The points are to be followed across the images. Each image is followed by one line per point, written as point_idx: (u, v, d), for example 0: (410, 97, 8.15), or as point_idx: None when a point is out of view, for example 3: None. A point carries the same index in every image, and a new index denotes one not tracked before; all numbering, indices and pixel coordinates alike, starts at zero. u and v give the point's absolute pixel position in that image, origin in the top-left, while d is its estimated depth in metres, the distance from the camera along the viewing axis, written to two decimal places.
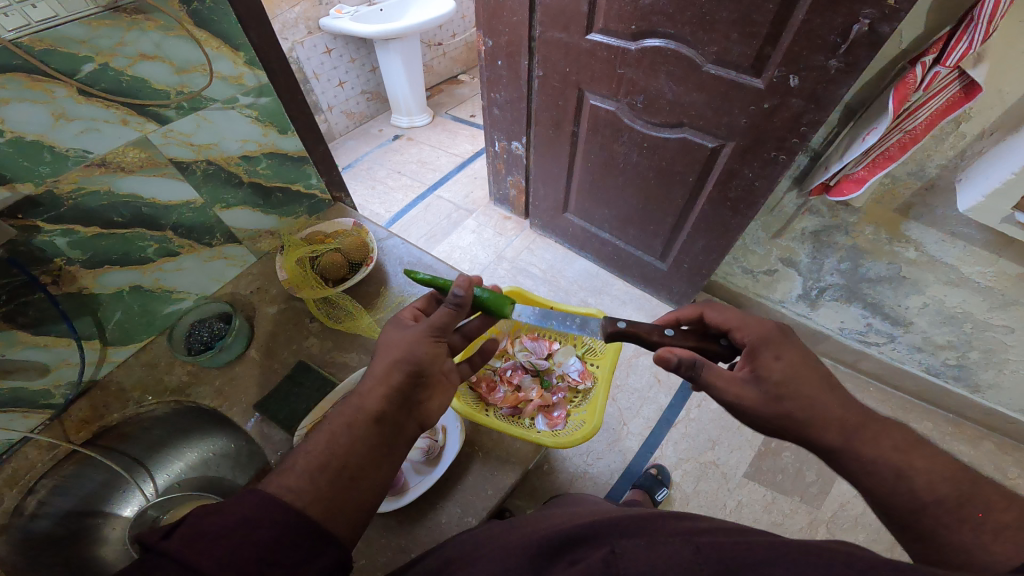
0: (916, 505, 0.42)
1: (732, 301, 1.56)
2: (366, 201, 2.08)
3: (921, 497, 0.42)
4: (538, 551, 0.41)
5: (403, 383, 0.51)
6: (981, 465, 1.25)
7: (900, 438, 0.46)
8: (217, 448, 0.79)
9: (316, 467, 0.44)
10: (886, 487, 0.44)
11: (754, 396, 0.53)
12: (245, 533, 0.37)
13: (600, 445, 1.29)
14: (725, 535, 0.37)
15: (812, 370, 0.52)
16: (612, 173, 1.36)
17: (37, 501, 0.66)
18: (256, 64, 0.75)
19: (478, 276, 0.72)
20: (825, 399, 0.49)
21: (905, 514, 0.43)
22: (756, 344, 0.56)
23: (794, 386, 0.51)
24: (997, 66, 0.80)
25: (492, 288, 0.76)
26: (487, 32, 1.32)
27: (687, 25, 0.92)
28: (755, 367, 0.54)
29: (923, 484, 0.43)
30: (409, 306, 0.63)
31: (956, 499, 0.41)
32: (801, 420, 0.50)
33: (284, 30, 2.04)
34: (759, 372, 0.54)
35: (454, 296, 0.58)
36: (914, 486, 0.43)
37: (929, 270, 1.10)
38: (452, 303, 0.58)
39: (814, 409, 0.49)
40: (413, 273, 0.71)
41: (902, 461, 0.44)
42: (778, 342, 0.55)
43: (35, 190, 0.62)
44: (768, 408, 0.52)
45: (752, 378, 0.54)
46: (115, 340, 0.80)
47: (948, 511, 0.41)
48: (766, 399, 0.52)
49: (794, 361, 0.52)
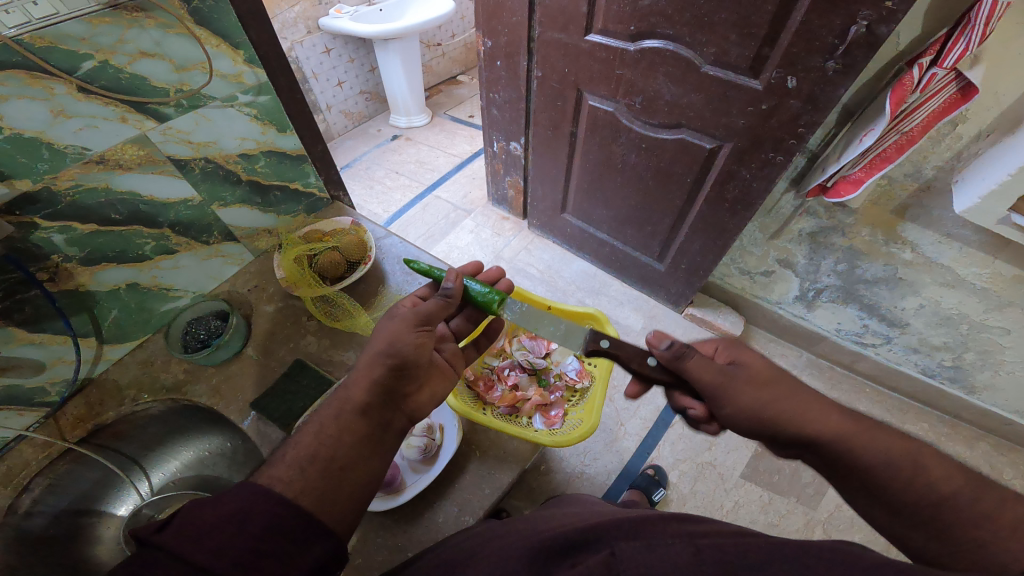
0: (939, 496, 0.42)
1: (729, 301, 1.57)
2: (365, 200, 2.08)
3: (940, 489, 0.42)
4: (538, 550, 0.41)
5: (385, 376, 0.51)
6: (976, 465, 1.26)
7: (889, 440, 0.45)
8: (212, 447, 0.78)
9: (305, 458, 0.44)
10: (894, 485, 0.43)
11: (743, 381, 0.51)
12: (234, 525, 0.37)
13: (596, 445, 1.29)
14: (726, 537, 0.36)
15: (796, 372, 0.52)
16: (611, 173, 1.36)
17: (31, 500, 0.65)
18: (256, 63, 0.75)
19: (473, 264, 0.73)
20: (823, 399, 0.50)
21: (925, 508, 0.42)
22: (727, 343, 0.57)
23: None
24: (993, 69, 0.81)
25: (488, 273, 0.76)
26: (487, 32, 1.32)
27: (686, 26, 0.93)
28: (734, 357, 0.55)
29: (944, 469, 0.43)
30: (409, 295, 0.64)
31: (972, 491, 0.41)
32: (794, 412, 0.49)
33: (283, 29, 2.04)
34: (740, 361, 0.54)
35: (444, 289, 0.62)
36: (933, 475, 0.42)
37: (925, 271, 1.10)
38: (443, 295, 0.62)
39: None
40: (412, 263, 0.72)
41: (913, 453, 0.44)
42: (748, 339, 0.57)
43: (33, 187, 0.62)
44: (757, 395, 0.51)
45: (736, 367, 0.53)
46: (111, 338, 0.79)
47: (965, 504, 0.41)
48: (755, 387, 0.51)
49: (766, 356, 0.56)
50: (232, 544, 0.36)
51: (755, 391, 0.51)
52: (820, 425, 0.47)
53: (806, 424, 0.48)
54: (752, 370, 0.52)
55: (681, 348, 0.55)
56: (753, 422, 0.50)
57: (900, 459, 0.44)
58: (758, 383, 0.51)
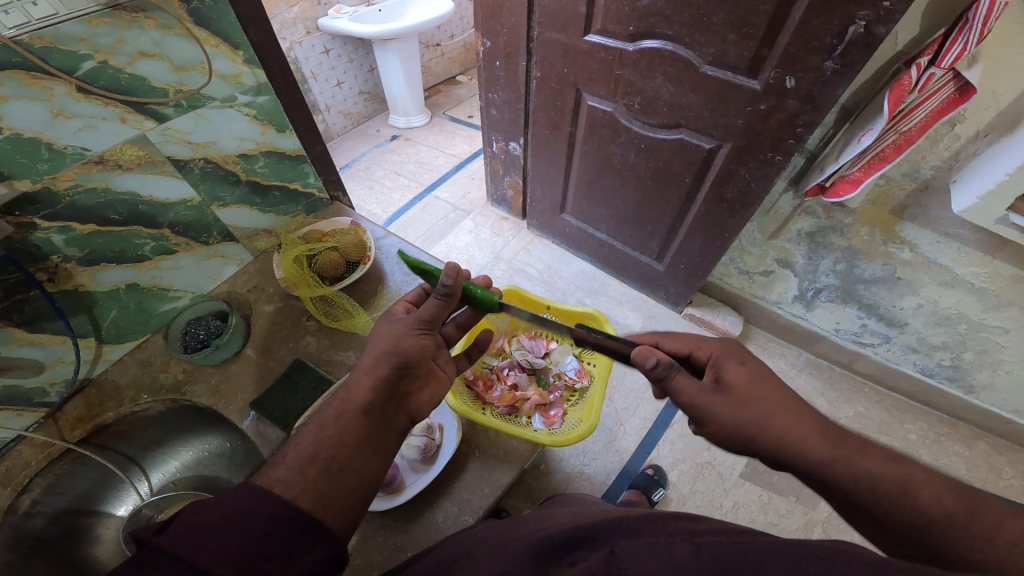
0: (926, 520, 0.40)
1: (728, 301, 1.57)
2: (364, 201, 2.08)
3: (935, 507, 0.40)
4: (538, 551, 0.41)
5: (390, 373, 0.52)
6: (975, 464, 1.26)
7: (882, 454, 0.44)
8: (213, 447, 0.78)
9: (304, 457, 0.44)
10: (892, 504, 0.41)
11: (720, 401, 0.51)
12: (235, 526, 0.37)
13: (596, 445, 1.29)
14: (725, 534, 0.36)
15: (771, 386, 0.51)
16: (610, 173, 1.36)
17: (31, 501, 0.65)
18: (255, 63, 0.75)
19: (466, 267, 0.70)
20: (806, 416, 0.47)
21: (911, 533, 0.41)
22: (718, 356, 0.56)
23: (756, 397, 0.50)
24: (991, 69, 0.81)
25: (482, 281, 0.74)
26: (486, 32, 1.32)
27: (685, 26, 0.93)
28: (719, 376, 0.54)
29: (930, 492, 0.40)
30: (401, 300, 0.64)
31: (966, 512, 0.39)
32: (775, 433, 0.47)
33: (283, 30, 2.04)
34: (724, 379, 0.53)
35: (442, 287, 0.57)
36: (920, 499, 0.40)
37: (924, 271, 1.11)
38: (441, 293, 0.58)
39: None
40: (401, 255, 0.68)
41: (898, 475, 0.42)
42: (741, 353, 0.55)
43: (32, 188, 0.62)
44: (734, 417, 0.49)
45: (717, 386, 0.53)
46: (110, 338, 0.79)
47: (960, 527, 0.38)
48: (734, 406, 0.50)
49: (756, 367, 0.53)
50: (230, 544, 0.36)
51: (731, 410, 0.50)
52: (810, 443, 0.45)
53: (788, 450, 0.46)
54: (732, 392, 0.51)
55: (666, 367, 0.54)
56: (732, 440, 0.50)
57: (887, 482, 0.41)
58: (735, 405, 0.50)
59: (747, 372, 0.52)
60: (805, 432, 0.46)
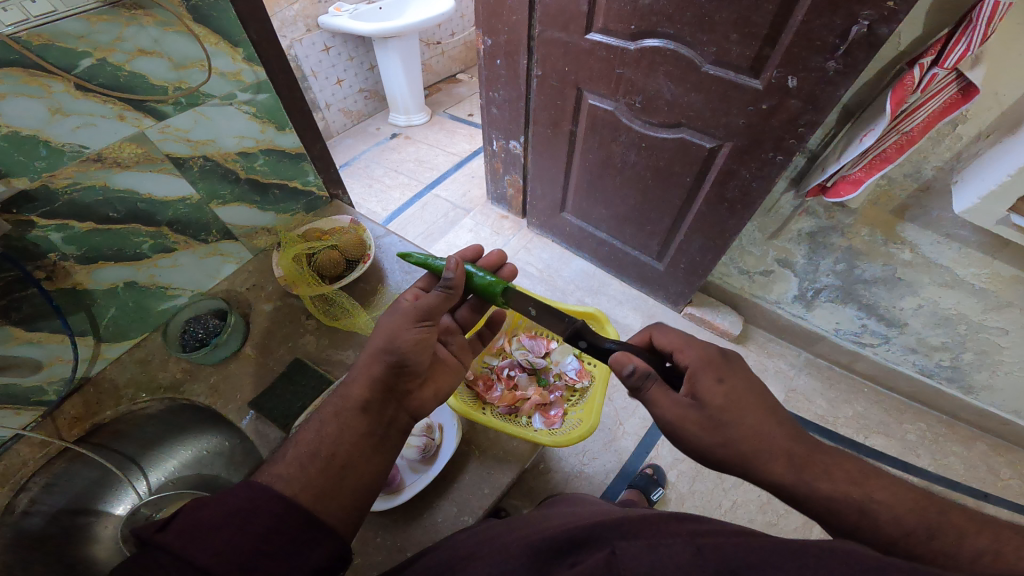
0: (888, 539, 0.39)
1: (728, 301, 1.57)
2: (364, 199, 2.08)
3: (891, 532, 0.39)
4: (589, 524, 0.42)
5: (385, 373, 0.51)
6: (973, 465, 1.26)
7: (856, 472, 0.42)
8: (212, 445, 0.78)
9: (303, 454, 0.44)
10: (851, 524, 0.40)
11: (694, 421, 0.49)
12: (234, 524, 0.37)
13: (595, 444, 1.29)
14: (727, 536, 0.36)
15: (754, 401, 0.48)
16: (611, 172, 1.36)
17: (28, 499, 0.65)
18: (255, 61, 0.75)
19: (472, 249, 0.74)
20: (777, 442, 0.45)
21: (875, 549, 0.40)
22: (696, 368, 0.52)
23: (732, 411, 0.47)
24: (994, 69, 0.81)
25: (487, 262, 0.75)
26: (487, 30, 1.32)
27: (687, 26, 0.93)
28: (695, 391, 0.50)
29: (889, 517, 0.39)
30: (411, 286, 0.65)
31: (926, 531, 0.38)
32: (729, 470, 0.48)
33: (283, 27, 2.03)
34: (700, 397, 0.50)
35: (444, 280, 0.59)
36: (881, 522, 0.39)
37: (924, 272, 1.10)
38: (444, 287, 0.59)
39: (752, 436, 0.46)
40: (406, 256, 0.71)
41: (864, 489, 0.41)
42: (718, 367, 0.51)
43: (30, 185, 0.62)
44: (706, 435, 0.48)
45: (693, 403, 0.50)
46: (109, 336, 0.79)
47: (922, 545, 0.38)
48: (706, 426, 0.48)
49: (737, 385, 0.49)
50: (230, 542, 0.36)
51: (707, 432, 0.48)
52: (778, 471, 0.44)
53: (755, 466, 0.45)
54: (705, 409, 0.49)
55: (643, 375, 0.53)
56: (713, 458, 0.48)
57: (846, 505, 0.40)
58: (710, 425, 0.48)
59: (724, 391, 0.49)
60: (776, 448, 0.44)
